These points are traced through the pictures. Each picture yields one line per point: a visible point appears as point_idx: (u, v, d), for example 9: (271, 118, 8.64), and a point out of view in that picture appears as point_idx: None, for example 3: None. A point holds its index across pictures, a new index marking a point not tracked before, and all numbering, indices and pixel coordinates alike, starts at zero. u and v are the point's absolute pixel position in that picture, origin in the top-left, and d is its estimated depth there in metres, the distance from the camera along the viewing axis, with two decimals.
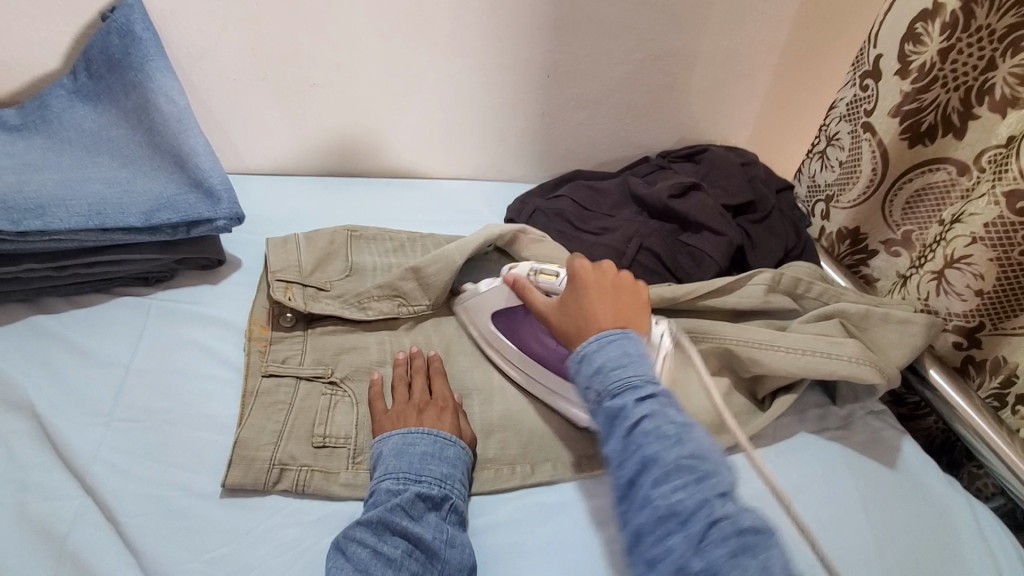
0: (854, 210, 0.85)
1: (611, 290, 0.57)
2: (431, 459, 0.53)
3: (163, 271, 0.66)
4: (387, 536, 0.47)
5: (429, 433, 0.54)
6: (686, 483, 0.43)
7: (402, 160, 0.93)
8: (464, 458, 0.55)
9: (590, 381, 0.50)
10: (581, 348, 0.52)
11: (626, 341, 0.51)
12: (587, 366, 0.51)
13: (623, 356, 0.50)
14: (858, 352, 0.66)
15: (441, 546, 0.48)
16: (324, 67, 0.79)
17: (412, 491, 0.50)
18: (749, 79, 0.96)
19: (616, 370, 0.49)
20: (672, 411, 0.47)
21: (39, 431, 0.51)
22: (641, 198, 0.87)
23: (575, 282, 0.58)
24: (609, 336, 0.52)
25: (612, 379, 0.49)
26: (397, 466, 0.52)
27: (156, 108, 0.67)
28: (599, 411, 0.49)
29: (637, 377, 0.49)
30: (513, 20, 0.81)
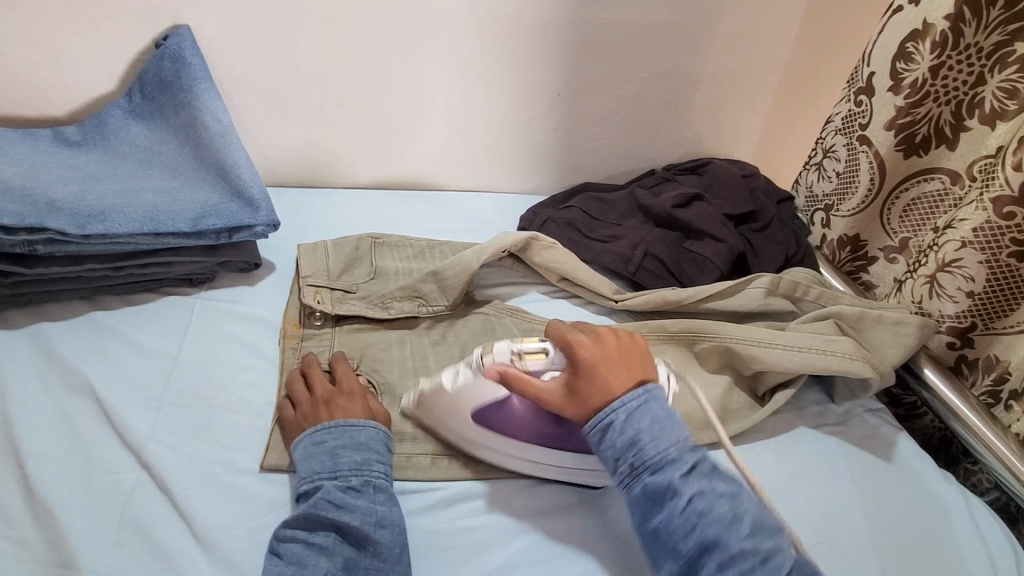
0: (851, 217, 0.88)
1: (618, 359, 0.57)
2: (345, 450, 0.54)
3: (206, 274, 0.72)
4: (316, 528, 0.49)
5: (334, 426, 0.56)
6: (752, 566, 0.47)
7: (422, 173, 0.99)
8: (379, 443, 0.56)
9: (621, 455, 0.53)
10: (607, 417, 0.54)
11: (653, 406, 0.54)
12: (618, 441, 0.53)
13: (653, 426, 0.53)
14: (853, 350, 0.71)
15: (371, 527, 0.50)
16: (352, 88, 0.86)
17: (329, 485, 0.52)
18: (749, 96, 1.01)
19: (650, 443, 0.52)
20: (717, 483, 0.52)
21: (101, 413, 0.57)
22: (646, 208, 0.92)
23: (579, 359, 0.56)
24: (633, 402, 0.54)
25: (648, 454, 0.52)
26: (312, 468, 0.54)
27: (203, 126, 0.74)
28: (638, 488, 0.52)
29: (673, 452, 0.52)
30: (525, 44, 0.87)
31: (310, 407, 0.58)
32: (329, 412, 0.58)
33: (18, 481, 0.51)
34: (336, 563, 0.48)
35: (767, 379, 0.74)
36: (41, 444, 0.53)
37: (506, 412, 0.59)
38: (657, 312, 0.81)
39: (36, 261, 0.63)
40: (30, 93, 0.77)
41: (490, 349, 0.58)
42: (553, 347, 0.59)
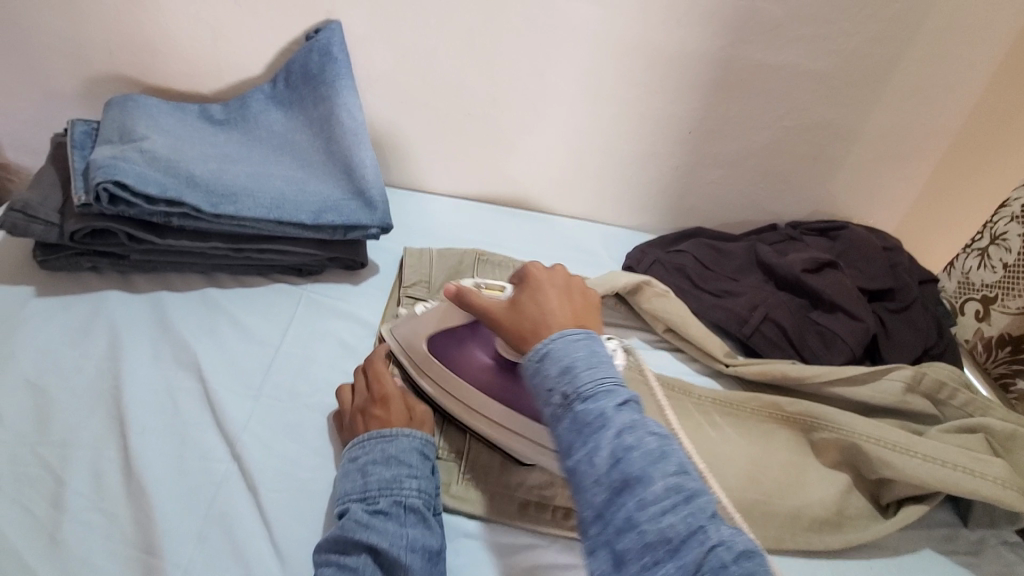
0: (1020, 316, 0.76)
1: (564, 290, 0.55)
2: (377, 466, 0.51)
3: (316, 266, 0.73)
4: (347, 550, 0.45)
5: (367, 439, 0.53)
6: (676, 505, 0.39)
7: (532, 194, 0.96)
8: (412, 456, 0.52)
9: (555, 384, 0.45)
10: (545, 346, 0.47)
11: (592, 340, 0.48)
12: (554, 369, 0.46)
13: (591, 357, 0.46)
14: (1006, 475, 0.61)
15: (401, 550, 0.45)
16: (480, 99, 0.85)
17: (357, 505, 0.48)
18: (902, 160, 0.91)
19: (587, 371, 0.45)
20: (651, 420, 0.43)
21: (203, 393, 0.57)
22: (768, 266, 0.85)
23: (529, 278, 0.56)
24: (573, 335, 0.48)
25: (583, 381, 0.44)
26: (342, 489, 0.50)
27: (338, 121, 0.75)
28: (567, 419, 0.44)
29: (608, 379, 0.45)
30: (665, 75, 0.82)
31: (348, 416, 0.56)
32: (365, 422, 0.54)
33: (120, 449, 0.51)
34: None
35: (896, 488, 0.64)
36: (144, 416, 0.54)
37: (467, 357, 0.62)
38: (769, 384, 0.74)
39: (167, 232, 0.65)
40: (186, 68, 0.80)
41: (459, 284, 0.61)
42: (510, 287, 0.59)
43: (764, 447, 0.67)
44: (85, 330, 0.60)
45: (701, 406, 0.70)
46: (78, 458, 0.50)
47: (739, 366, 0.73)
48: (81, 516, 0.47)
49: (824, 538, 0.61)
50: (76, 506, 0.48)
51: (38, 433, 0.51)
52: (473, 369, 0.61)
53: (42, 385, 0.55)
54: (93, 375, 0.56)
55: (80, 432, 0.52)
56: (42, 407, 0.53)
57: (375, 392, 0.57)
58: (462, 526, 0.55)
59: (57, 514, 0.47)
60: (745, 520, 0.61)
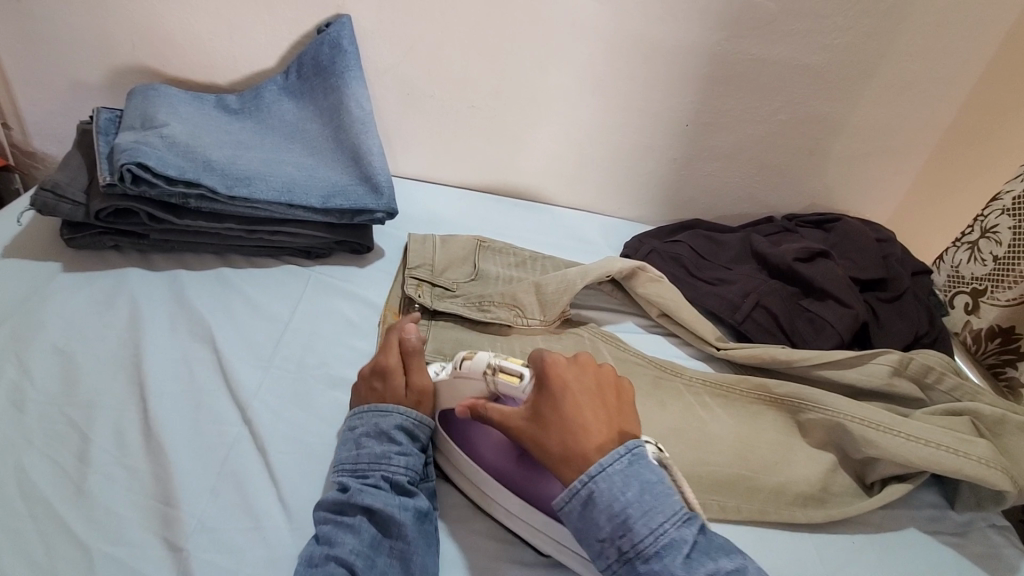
0: (1009, 307, 0.78)
1: (594, 391, 0.53)
2: (371, 436, 0.54)
3: (324, 249, 0.76)
4: (345, 510, 0.49)
5: (365, 411, 0.56)
6: None
7: (535, 185, 0.99)
8: (403, 429, 0.55)
9: (610, 538, 0.46)
10: (588, 490, 0.47)
11: (639, 472, 0.48)
12: (607, 521, 0.46)
13: (642, 498, 0.46)
14: (989, 455, 0.62)
15: (394, 510, 0.49)
16: (483, 92, 0.88)
17: (353, 472, 0.52)
18: (896, 155, 0.93)
19: (642, 521, 0.46)
20: (720, 560, 0.45)
21: (216, 363, 0.60)
22: (762, 256, 0.87)
23: (551, 380, 0.53)
24: (614, 468, 0.47)
25: (640, 535, 0.45)
26: (339, 457, 0.54)
27: (347, 111, 0.78)
28: (628, 574, 0.46)
29: (664, 526, 0.46)
30: (663, 69, 0.85)
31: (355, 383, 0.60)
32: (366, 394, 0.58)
33: (140, 411, 0.55)
34: (364, 541, 0.47)
35: (880, 467, 0.66)
36: (162, 382, 0.58)
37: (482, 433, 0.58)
38: (760, 367, 0.76)
39: (184, 213, 0.68)
40: (204, 61, 0.84)
41: (472, 356, 0.57)
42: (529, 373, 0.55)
43: (752, 426, 0.69)
44: (108, 303, 0.64)
45: (692, 387, 0.72)
46: (102, 418, 0.54)
47: (730, 350, 0.75)
48: (105, 469, 0.51)
49: (808, 513, 0.63)
50: (100, 461, 0.51)
51: (67, 395, 0.55)
52: (485, 447, 0.57)
53: (70, 351, 0.59)
54: (116, 344, 0.60)
55: (104, 394, 0.56)
56: (70, 371, 0.57)
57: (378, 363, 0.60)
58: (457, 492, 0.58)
59: (83, 467, 0.51)
60: (731, 493, 0.63)
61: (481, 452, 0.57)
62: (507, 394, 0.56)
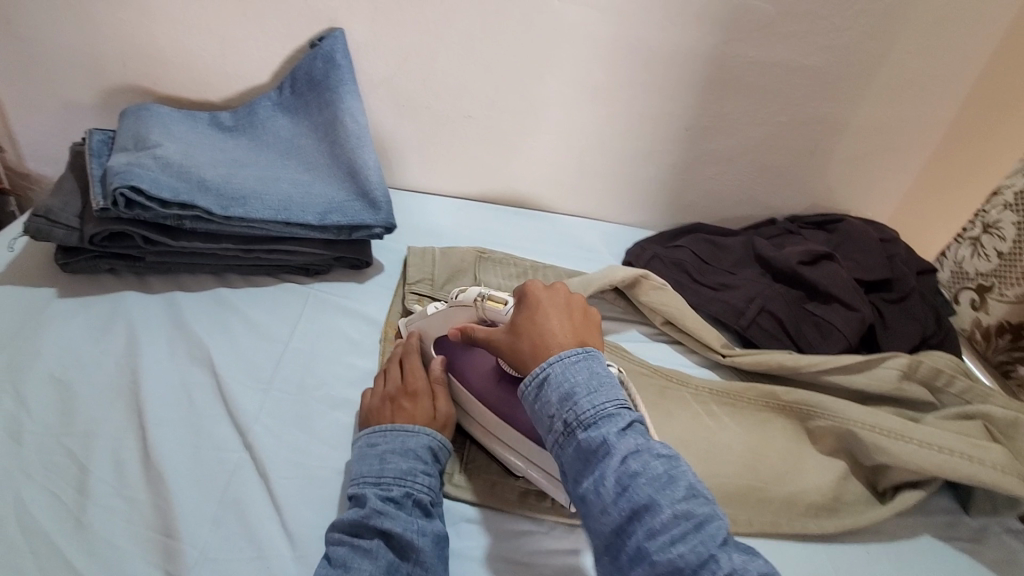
0: (1017, 303, 0.76)
1: (564, 309, 0.55)
2: (394, 456, 0.53)
3: (322, 266, 0.75)
4: (363, 532, 0.48)
5: (390, 429, 0.55)
6: (684, 533, 0.41)
7: (534, 193, 0.98)
8: (426, 451, 0.55)
9: (556, 412, 0.48)
10: (545, 371, 0.50)
11: (591, 363, 0.50)
12: (555, 397, 0.48)
13: (591, 381, 0.48)
14: (1004, 461, 0.61)
15: (414, 535, 0.48)
16: (479, 102, 0.87)
17: (373, 491, 0.51)
18: (897, 153, 0.92)
19: (587, 398, 0.47)
20: (654, 444, 0.46)
21: (216, 387, 0.60)
22: (766, 260, 0.86)
23: (527, 299, 0.56)
24: (568, 356, 0.50)
25: (583, 409, 0.47)
26: (359, 470, 0.53)
27: (341, 125, 0.78)
28: (570, 447, 0.47)
29: (608, 406, 0.47)
30: (661, 74, 0.84)
31: (378, 400, 0.59)
32: (393, 412, 0.57)
33: (139, 439, 0.54)
34: (380, 567, 0.46)
35: (893, 474, 0.65)
36: (161, 409, 0.57)
37: (475, 362, 0.62)
38: (767, 374, 0.75)
39: (180, 235, 0.67)
40: (197, 78, 0.84)
41: (467, 290, 0.62)
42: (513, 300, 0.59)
43: (761, 435, 0.68)
44: (105, 328, 0.63)
45: (698, 396, 0.72)
46: (101, 447, 0.53)
47: (736, 356, 0.74)
48: (104, 501, 0.50)
49: (821, 523, 0.62)
50: (99, 492, 0.50)
51: (64, 425, 0.54)
52: (478, 375, 0.61)
53: (66, 379, 0.58)
54: (114, 370, 0.60)
55: (102, 423, 0.55)
56: (67, 400, 0.56)
57: (406, 384, 0.60)
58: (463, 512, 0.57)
59: (82, 500, 0.50)
60: (741, 505, 0.62)
61: (474, 380, 0.61)
62: (494, 320, 0.59)
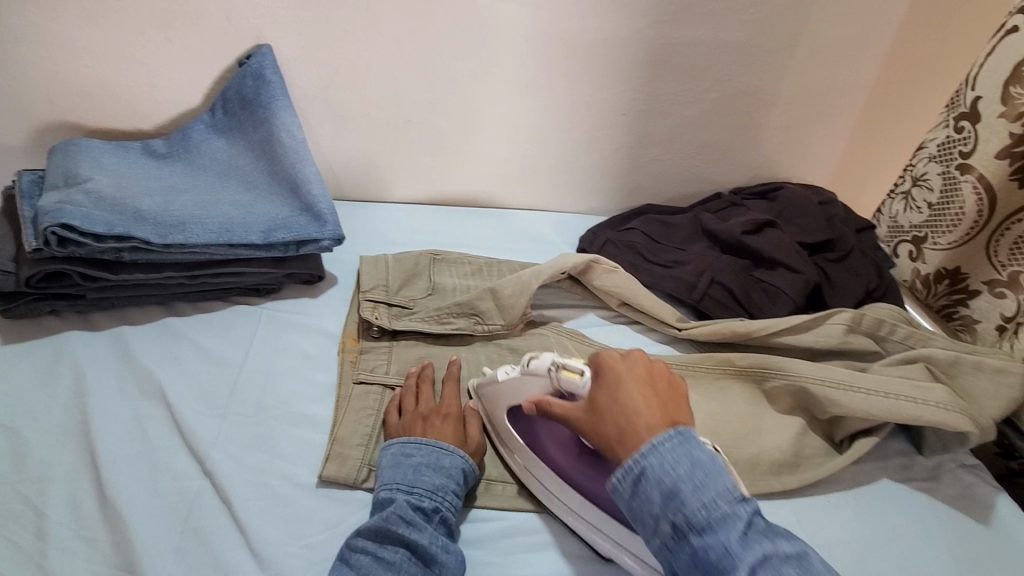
0: (951, 250, 0.79)
1: (645, 380, 0.53)
2: (426, 470, 0.54)
3: (273, 284, 0.74)
4: (387, 543, 0.49)
5: (425, 443, 0.56)
6: None
7: (483, 190, 0.99)
8: (459, 470, 0.55)
9: (661, 513, 0.47)
10: (642, 467, 0.48)
11: (694, 454, 0.48)
12: (657, 496, 0.47)
13: (694, 473, 0.47)
14: (947, 398, 0.64)
15: (438, 550, 0.49)
16: (418, 106, 0.87)
17: (402, 500, 0.52)
18: (827, 118, 0.96)
19: (694, 495, 0.46)
20: (778, 542, 0.44)
21: (171, 418, 0.59)
22: (713, 233, 0.89)
23: (605, 373, 0.54)
24: (664, 445, 0.48)
25: (693, 510, 0.45)
26: (393, 476, 0.54)
27: (278, 141, 0.77)
28: (684, 552, 0.45)
29: (720, 504, 0.45)
30: (593, 62, 0.86)
31: (411, 416, 0.59)
32: (424, 428, 0.58)
33: (95, 480, 0.53)
34: None
35: (847, 424, 0.68)
36: (116, 447, 0.56)
37: (545, 429, 0.61)
38: (723, 343, 0.77)
39: (120, 268, 0.66)
40: (126, 108, 0.82)
41: (538, 354, 0.59)
42: (588, 369, 0.56)
43: (721, 401, 0.70)
44: (51, 372, 0.62)
45: None
46: (56, 491, 0.52)
47: (692, 329, 0.76)
48: (64, 544, 0.49)
49: (784, 479, 0.64)
50: (58, 537, 0.49)
51: (15, 473, 0.53)
52: (552, 445, 0.59)
53: (12, 427, 0.56)
54: (63, 413, 0.58)
55: (54, 466, 0.54)
56: (17, 448, 0.54)
57: (440, 407, 0.61)
58: None
59: (41, 546, 0.49)
60: None
61: (546, 449, 0.59)
62: (570, 392, 0.56)
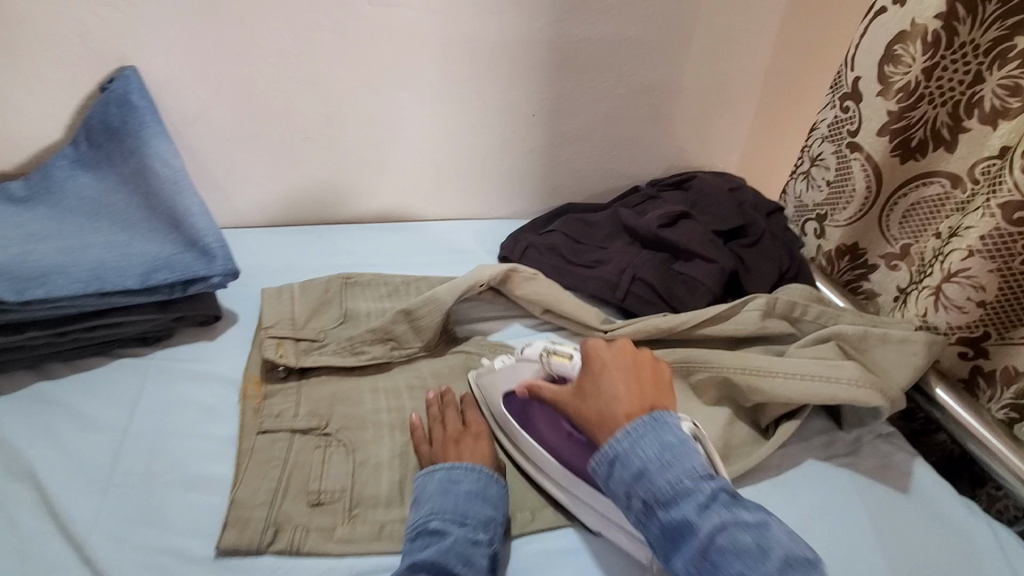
0: (849, 226, 0.82)
1: (628, 366, 0.55)
2: (476, 500, 0.53)
3: (161, 331, 0.67)
4: None
5: (471, 470, 0.55)
6: None
7: (397, 204, 0.94)
8: (504, 500, 0.55)
9: (631, 490, 0.48)
10: (613, 448, 0.50)
11: (661, 434, 0.49)
12: (626, 474, 0.49)
13: (662, 453, 0.48)
14: (858, 376, 0.65)
15: None
16: (314, 121, 0.82)
17: (458, 531, 0.50)
18: (731, 106, 0.97)
19: (659, 473, 0.47)
20: (742, 513, 0.45)
21: (43, 501, 0.52)
22: (631, 229, 0.88)
23: (590, 359, 0.56)
24: (636, 428, 0.50)
25: (659, 486, 0.47)
26: (444, 504, 0.52)
27: (152, 172, 0.70)
28: (653, 525, 0.47)
29: (684, 479, 0.47)
30: (494, 65, 0.83)
31: (442, 439, 0.59)
32: (460, 449, 0.58)
33: None
34: None
35: (770, 410, 0.68)
36: None
37: (538, 412, 0.62)
38: (649, 339, 0.76)
39: None
40: None
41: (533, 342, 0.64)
42: (578, 356, 0.60)
43: None
44: None
45: None
46: None
47: (618, 330, 0.75)
48: None
49: None
50: None
51: None
52: (544, 423, 0.61)
53: None
54: None
55: None
56: None
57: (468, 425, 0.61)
58: (354, 566, 0.51)
59: None
60: None
61: (540, 426, 0.61)
62: (561, 376, 0.60)
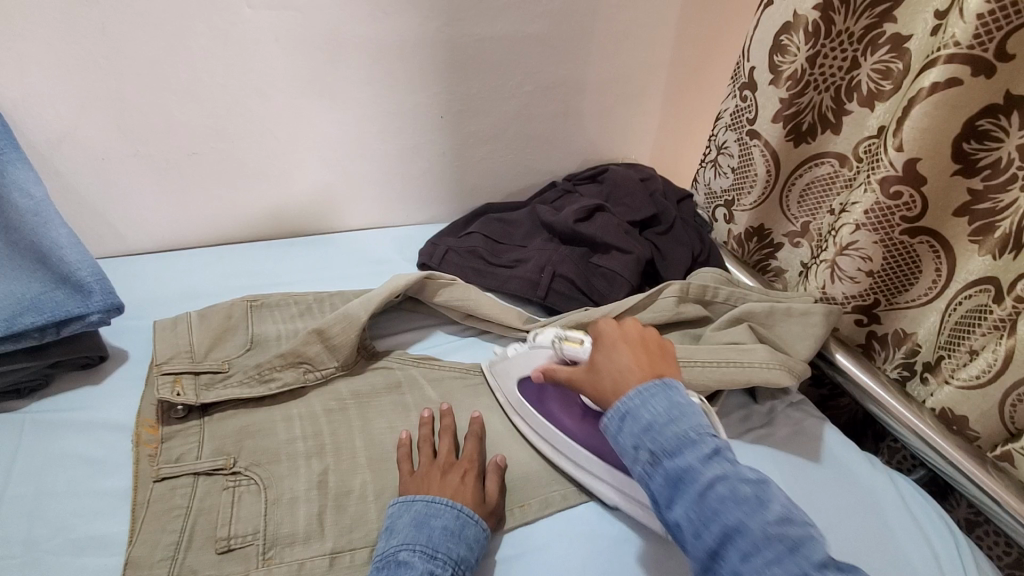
0: (753, 210, 0.86)
1: (637, 341, 0.56)
2: (450, 537, 0.50)
3: (36, 380, 0.60)
4: None
5: (449, 505, 0.53)
6: (779, 556, 0.41)
7: (305, 217, 0.90)
8: (482, 542, 0.52)
9: (641, 442, 0.48)
10: (624, 404, 0.50)
11: (671, 395, 0.50)
12: (636, 429, 0.48)
13: (671, 411, 0.49)
14: (767, 357, 0.68)
15: None
16: (203, 136, 0.76)
17: (422, 566, 0.47)
18: (637, 98, 0.99)
19: (667, 427, 0.47)
20: (744, 471, 0.45)
21: None
22: (549, 225, 0.88)
23: (600, 337, 0.57)
24: (647, 391, 0.50)
25: (667, 439, 0.47)
26: (416, 537, 0.50)
27: (9, 204, 0.61)
28: (660, 475, 0.46)
29: (693, 432, 0.47)
30: (396, 68, 0.80)
31: (427, 467, 0.57)
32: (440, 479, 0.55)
33: None
34: None
35: None
36: None
37: (550, 396, 0.65)
38: None
39: None
40: None
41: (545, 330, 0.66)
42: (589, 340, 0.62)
43: None
44: None
45: None
46: None
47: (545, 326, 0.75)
48: None
49: None
50: None
51: None
52: (558, 405, 0.64)
53: None
54: None
55: None
56: None
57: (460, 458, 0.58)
58: None
59: None
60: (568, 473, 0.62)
61: (552, 409, 0.64)
62: (573, 359, 0.61)
